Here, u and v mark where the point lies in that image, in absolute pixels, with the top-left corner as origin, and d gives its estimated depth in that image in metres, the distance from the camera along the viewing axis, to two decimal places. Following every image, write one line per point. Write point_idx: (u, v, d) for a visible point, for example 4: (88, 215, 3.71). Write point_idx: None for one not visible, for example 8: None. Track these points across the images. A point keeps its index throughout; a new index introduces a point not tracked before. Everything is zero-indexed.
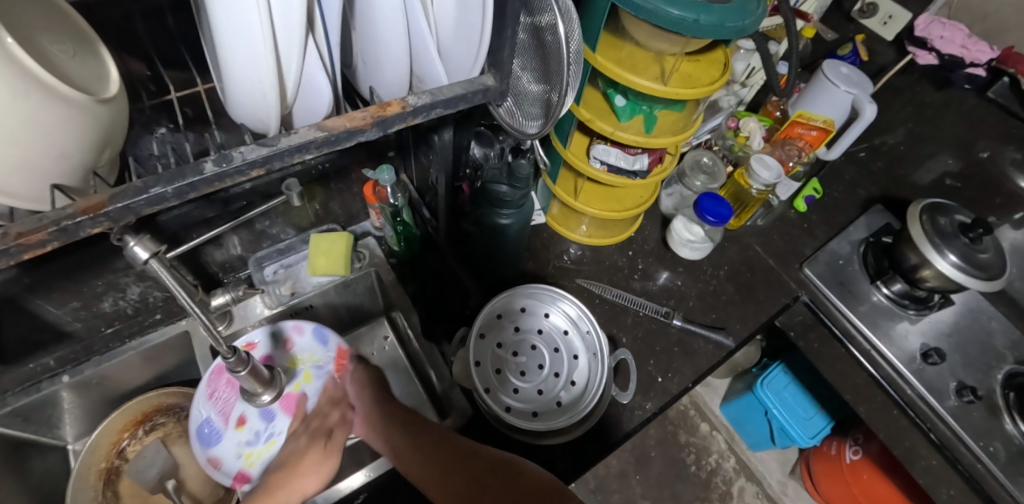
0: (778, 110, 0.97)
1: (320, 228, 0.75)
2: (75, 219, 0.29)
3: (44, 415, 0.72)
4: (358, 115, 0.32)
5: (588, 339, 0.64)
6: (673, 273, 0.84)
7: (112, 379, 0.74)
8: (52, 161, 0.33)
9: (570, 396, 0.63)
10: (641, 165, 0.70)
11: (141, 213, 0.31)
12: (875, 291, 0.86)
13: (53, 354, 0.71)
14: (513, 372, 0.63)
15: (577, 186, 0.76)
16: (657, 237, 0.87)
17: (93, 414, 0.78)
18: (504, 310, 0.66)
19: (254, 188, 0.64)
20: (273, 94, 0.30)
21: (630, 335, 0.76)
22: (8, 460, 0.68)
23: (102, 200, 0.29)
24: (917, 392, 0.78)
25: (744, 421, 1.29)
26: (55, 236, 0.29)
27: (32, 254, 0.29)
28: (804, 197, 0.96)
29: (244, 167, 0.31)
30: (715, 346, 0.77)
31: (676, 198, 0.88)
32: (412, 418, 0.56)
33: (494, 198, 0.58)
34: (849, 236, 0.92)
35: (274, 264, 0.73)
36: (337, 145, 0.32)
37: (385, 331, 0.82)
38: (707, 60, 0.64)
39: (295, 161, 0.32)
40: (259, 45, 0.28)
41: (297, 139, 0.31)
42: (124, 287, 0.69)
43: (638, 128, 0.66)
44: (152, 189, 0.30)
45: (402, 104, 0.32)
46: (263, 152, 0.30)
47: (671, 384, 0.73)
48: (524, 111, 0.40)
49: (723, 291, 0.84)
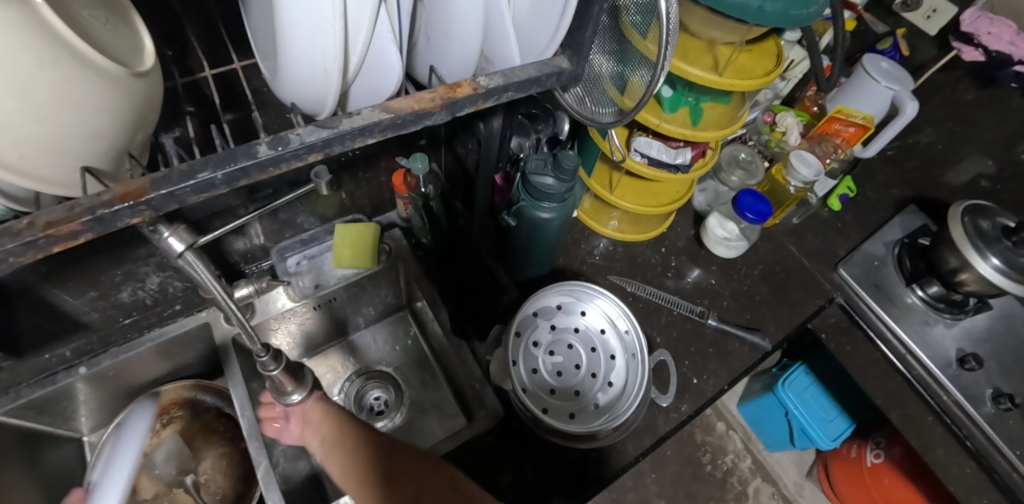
0: (815, 106, 0.94)
1: (345, 219, 0.73)
2: (112, 207, 0.26)
3: (58, 408, 0.69)
4: (426, 96, 0.30)
5: (626, 339, 0.62)
6: (705, 271, 0.81)
7: (129, 371, 0.72)
8: (84, 141, 0.30)
9: (607, 398, 0.60)
10: (683, 159, 0.67)
11: (185, 202, 0.28)
12: (909, 293, 0.83)
13: (68, 345, 0.68)
14: (550, 372, 0.61)
15: (612, 180, 0.73)
16: (689, 234, 0.84)
17: (109, 406, 0.75)
18: (539, 308, 0.63)
19: (282, 176, 0.61)
20: (338, 65, 0.27)
21: (663, 335, 0.74)
22: (22, 454, 0.66)
23: (142, 185, 0.27)
24: (952, 398, 0.76)
25: (762, 422, 1.27)
26: (90, 226, 0.26)
27: (63, 247, 0.27)
28: (838, 195, 0.93)
29: (301, 151, 0.28)
30: (750, 348, 0.74)
31: (709, 194, 0.85)
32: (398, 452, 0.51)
33: (537, 190, 0.55)
34: (883, 236, 0.90)
35: (297, 255, 0.70)
36: (401, 129, 0.30)
37: (408, 326, 0.80)
38: (759, 50, 0.60)
39: (356, 145, 0.30)
40: (327, 12, 0.26)
41: (360, 121, 0.29)
42: (143, 277, 0.67)
43: (684, 121, 0.63)
44: (201, 173, 0.27)
45: (473, 86, 0.30)
46: (323, 134, 0.28)
47: (706, 385, 0.70)
48: (599, 96, 0.38)
49: (757, 291, 0.81)
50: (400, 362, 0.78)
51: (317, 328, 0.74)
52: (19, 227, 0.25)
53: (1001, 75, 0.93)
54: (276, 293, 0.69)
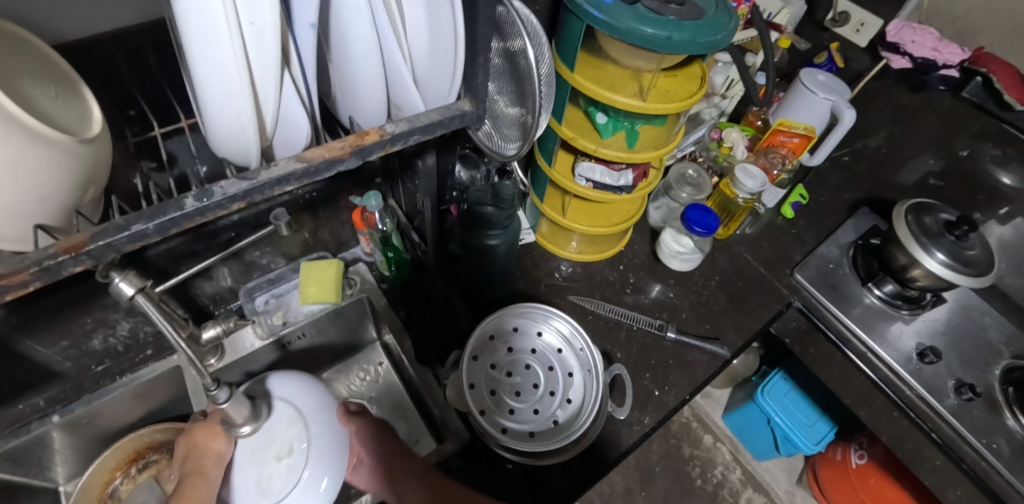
0: (759, 120, 0.98)
1: (309, 256, 0.74)
2: (55, 259, 0.29)
3: (35, 457, 0.70)
4: (337, 145, 0.33)
5: (582, 356, 0.64)
6: (664, 285, 0.84)
7: (103, 417, 0.73)
8: (36, 203, 0.33)
9: (566, 414, 0.62)
10: (626, 180, 0.70)
11: (124, 250, 0.31)
12: (866, 293, 0.86)
13: (43, 394, 0.70)
14: (508, 393, 0.63)
15: (564, 203, 0.76)
16: (647, 250, 0.87)
17: (84, 454, 0.76)
18: (496, 331, 0.65)
19: (242, 219, 0.64)
20: (252, 125, 0.31)
21: (624, 350, 0.76)
22: None
23: (83, 238, 0.29)
24: (917, 393, 0.77)
25: (747, 431, 1.27)
26: (37, 276, 0.29)
27: (14, 296, 0.29)
28: (790, 203, 0.97)
29: (224, 201, 0.31)
30: (710, 357, 0.77)
31: (663, 211, 0.88)
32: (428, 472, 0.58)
33: (480, 219, 0.58)
34: (838, 240, 0.92)
35: (265, 294, 0.72)
36: (316, 176, 0.33)
37: (379, 357, 0.81)
38: (683, 75, 0.66)
39: (276, 193, 0.33)
40: (235, 82, 0.29)
41: (277, 172, 0.32)
42: (113, 323, 0.69)
43: (621, 144, 0.67)
44: (134, 225, 0.30)
45: (380, 133, 0.34)
46: (243, 185, 0.31)
47: (668, 396, 0.72)
48: (506, 123, 0.42)
49: (715, 300, 0.84)
50: (373, 394, 0.78)
51: (288, 364, 0.76)
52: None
53: (929, 79, 1.02)
54: (245, 332, 0.71)
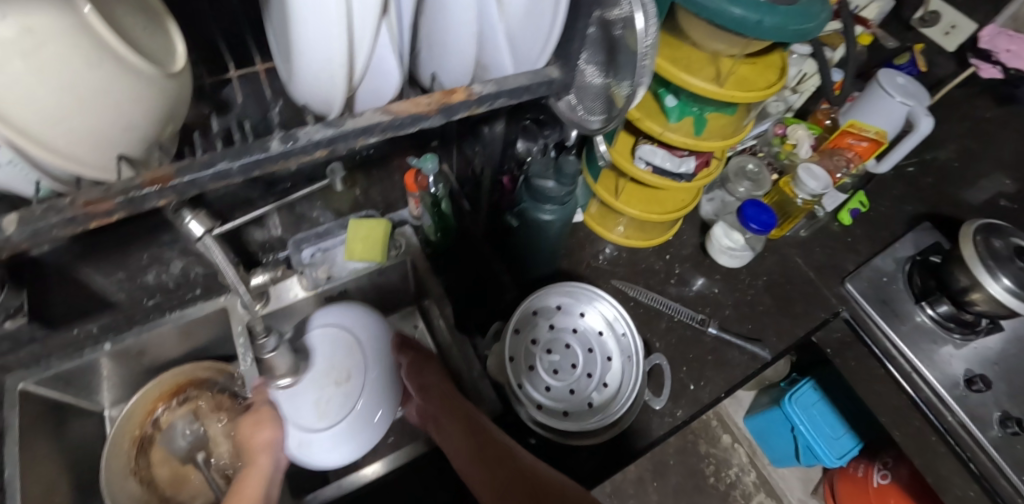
0: (828, 119, 0.93)
1: (359, 214, 0.73)
2: (141, 191, 0.29)
3: (85, 381, 0.74)
4: (423, 101, 0.32)
5: (623, 342, 0.63)
6: (709, 279, 0.82)
7: (149, 349, 0.76)
8: (120, 132, 0.33)
9: (601, 398, 0.62)
10: (687, 167, 0.68)
11: (205, 188, 0.31)
12: (918, 311, 0.81)
13: (95, 321, 0.72)
14: (546, 370, 0.62)
15: (618, 185, 0.75)
16: (695, 242, 0.85)
17: (130, 382, 0.80)
18: (539, 307, 0.64)
19: (299, 170, 0.64)
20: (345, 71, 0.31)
21: (663, 340, 0.75)
22: (47, 422, 0.70)
23: (168, 172, 0.29)
24: (958, 419, 0.74)
25: (768, 437, 1.25)
26: (121, 207, 0.29)
27: (98, 224, 0.29)
28: (849, 209, 0.93)
29: (308, 147, 0.31)
30: (750, 358, 0.75)
31: (717, 204, 0.86)
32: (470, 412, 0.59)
33: (539, 193, 0.57)
34: (895, 252, 0.88)
35: (311, 247, 0.72)
36: (400, 130, 0.32)
37: (416, 320, 0.81)
38: (763, 63, 0.62)
39: (359, 143, 0.32)
40: (334, 23, 0.29)
41: (362, 122, 0.31)
42: (168, 262, 0.72)
43: (688, 131, 0.65)
44: (219, 164, 0.30)
45: (468, 92, 0.33)
46: (328, 132, 0.31)
47: (702, 392, 0.71)
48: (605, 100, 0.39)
49: (760, 301, 0.81)
50: None
51: None
52: (64, 204, 0.28)
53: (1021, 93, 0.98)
54: (291, 282, 0.72)
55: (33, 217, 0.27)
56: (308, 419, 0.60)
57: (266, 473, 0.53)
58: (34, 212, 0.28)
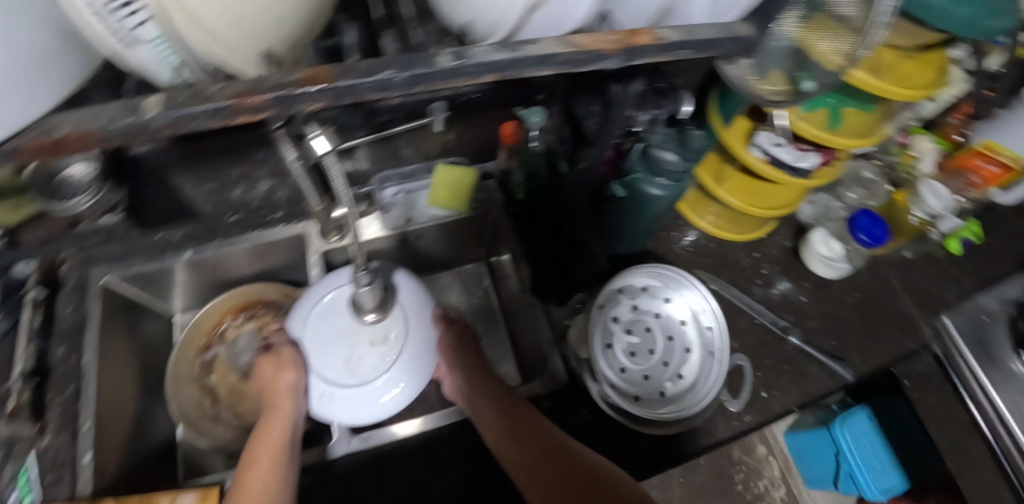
0: (957, 135, 0.83)
1: (446, 159, 0.72)
2: (297, 89, 0.27)
3: (161, 284, 0.76)
4: (605, 39, 0.29)
5: (706, 336, 0.60)
6: (797, 286, 0.77)
7: (223, 264, 0.77)
8: (269, 23, 0.31)
9: (675, 389, 0.59)
10: (807, 163, 0.62)
11: (363, 98, 0.29)
12: (1016, 360, 0.69)
13: (178, 229, 0.73)
14: (623, 351, 0.60)
15: (722, 171, 0.70)
16: (786, 245, 0.80)
17: (200, 293, 0.81)
18: (624, 286, 0.61)
19: (402, 105, 0.62)
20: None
21: (740, 341, 0.71)
22: (121, 318, 0.72)
23: (331, 73, 0.27)
24: None
25: (807, 455, 1.21)
26: (274, 104, 0.27)
27: (244, 120, 0.28)
28: (960, 239, 0.83)
29: (479, 69, 0.28)
30: (830, 376, 0.70)
31: (817, 208, 0.80)
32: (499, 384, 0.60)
33: (656, 164, 0.53)
34: (1001, 293, 0.76)
35: (394, 186, 0.71)
36: (575, 68, 0.29)
37: (483, 278, 0.80)
38: (923, 60, 0.56)
39: (530, 74, 0.29)
40: None
41: (541, 50, 0.28)
42: (256, 180, 0.71)
43: (821, 123, 0.59)
44: (383, 71, 0.27)
45: (654, 37, 0.30)
46: (504, 56, 0.28)
47: (774, 402, 0.67)
48: (783, 76, 0.40)
49: (848, 318, 0.76)
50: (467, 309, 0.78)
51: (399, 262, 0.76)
52: (213, 93, 0.27)
53: None
54: (370, 220, 0.71)
55: (182, 103, 0.26)
56: (337, 372, 0.51)
57: (289, 417, 0.57)
58: (181, 98, 0.26)
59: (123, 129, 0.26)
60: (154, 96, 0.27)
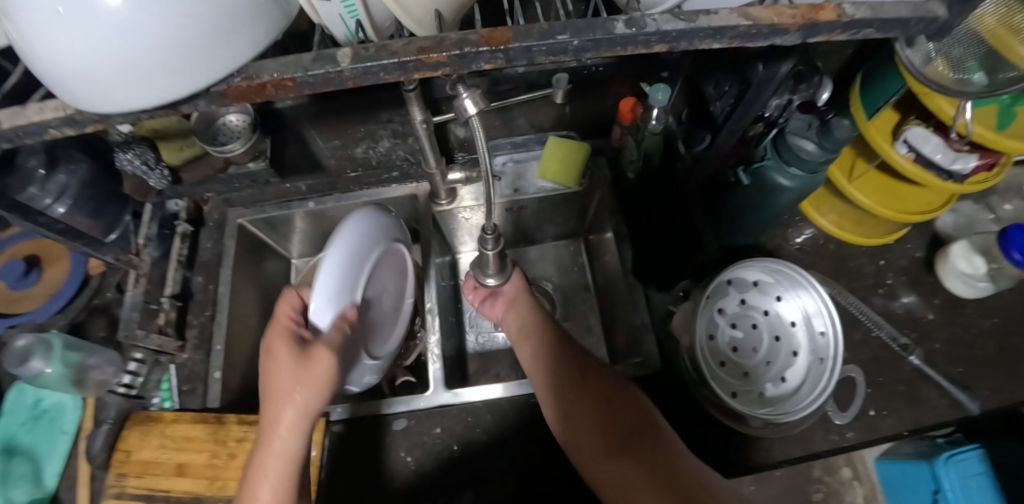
0: None
1: (558, 132, 0.72)
2: (478, 49, 0.29)
3: (284, 230, 0.83)
4: (786, 12, 0.28)
5: (818, 342, 0.57)
6: (924, 302, 0.70)
7: (339, 217, 0.83)
8: None
9: (776, 392, 0.57)
10: (962, 166, 0.56)
11: (533, 61, 0.30)
12: None
13: (304, 181, 0.79)
14: (725, 344, 0.58)
15: (858, 166, 0.65)
16: (918, 256, 0.72)
17: (316, 241, 0.88)
18: (735, 278, 0.59)
19: (526, 75, 0.63)
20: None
21: (852, 352, 0.66)
22: (251, 257, 0.80)
23: (507, 35, 0.29)
24: None
25: (898, 488, 1.11)
26: (452, 60, 0.29)
27: (421, 77, 0.31)
28: None
29: (652, 38, 0.28)
30: (952, 403, 0.64)
31: (961, 219, 0.72)
32: (577, 356, 0.56)
33: (791, 152, 0.50)
34: None
35: (505, 156, 0.72)
36: (748, 42, 0.29)
37: (579, 255, 0.80)
38: None
39: (700, 47, 0.29)
40: None
41: (718, 21, 0.27)
42: (378, 139, 0.76)
43: (988, 121, 0.53)
44: (559, 35, 0.28)
45: (838, 12, 0.28)
46: (680, 26, 0.28)
47: (883, 422, 0.62)
48: (960, 58, 0.39)
49: (982, 345, 0.69)
50: (561, 283, 0.79)
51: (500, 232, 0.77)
52: (397, 48, 0.30)
53: None
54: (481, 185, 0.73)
55: (369, 56, 0.30)
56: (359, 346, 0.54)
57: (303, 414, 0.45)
58: (368, 51, 0.30)
59: (320, 76, 0.31)
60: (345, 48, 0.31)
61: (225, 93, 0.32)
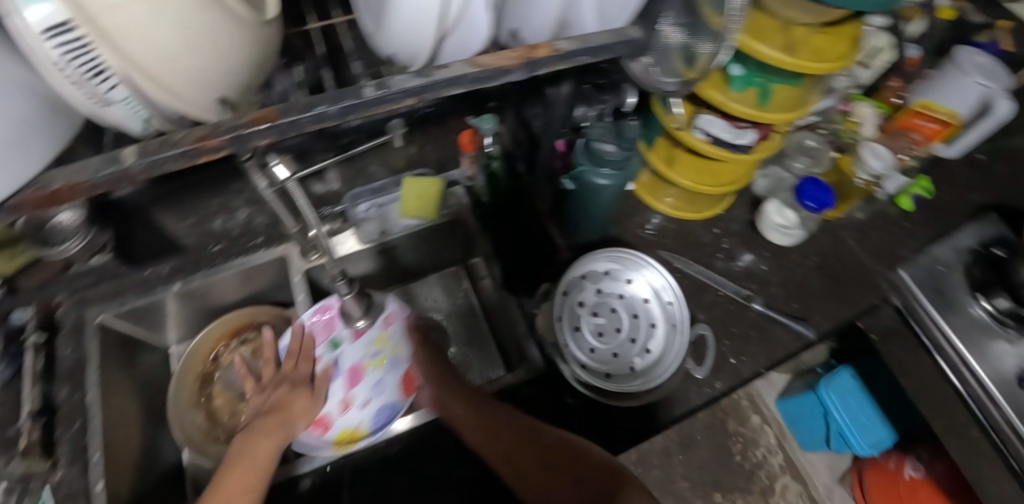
0: (896, 97, 0.87)
1: (413, 172, 0.75)
2: (248, 129, 0.32)
3: (154, 318, 0.79)
4: (507, 55, 0.33)
5: (668, 310, 0.64)
6: (757, 256, 0.81)
7: (212, 292, 0.80)
8: (219, 74, 0.36)
9: (643, 363, 0.63)
10: (746, 140, 0.67)
11: (304, 130, 0.33)
12: (973, 304, 0.73)
13: (167, 263, 0.77)
14: (591, 332, 0.64)
15: (672, 155, 0.75)
16: (745, 218, 0.84)
17: (193, 323, 0.85)
18: (587, 272, 0.66)
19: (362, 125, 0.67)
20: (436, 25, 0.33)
21: (707, 313, 0.75)
22: (122, 353, 0.76)
23: (272, 112, 0.32)
24: (1004, 417, 0.68)
25: (799, 421, 1.25)
26: (228, 144, 0.32)
27: (206, 160, 0.32)
28: (912, 195, 0.87)
29: (400, 95, 0.33)
30: (794, 336, 0.74)
31: (771, 180, 0.85)
32: (479, 397, 0.61)
33: None
34: (956, 243, 0.79)
35: (367, 202, 0.74)
36: (484, 83, 0.34)
37: (461, 278, 0.83)
38: (836, 33, 0.60)
39: (446, 94, 0.33)
40: None
41: (451, 74, 0.33)
42: (234, 209, 0.76)
43: (750, 100, 0.63)
44: (317, 107, 0.32)
45: (551, 49, 0.34)
46: (419, 81, 0.32)
47: (743, 367, 0.71)
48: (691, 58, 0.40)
49: (809, 282, 0.80)
50: (450, 311, 0.81)
51: (380, 274, 0.79)
52: (178, 139, 0.31)
53: None
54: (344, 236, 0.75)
55: (152, 150, 0.31)
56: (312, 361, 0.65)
57: (262, 468, 0.54)
58: (151, 146, 0.31)
59: (110, 176, 0.30)
60: (129, 146, 0.31)
61: (21, 205, 0.29)
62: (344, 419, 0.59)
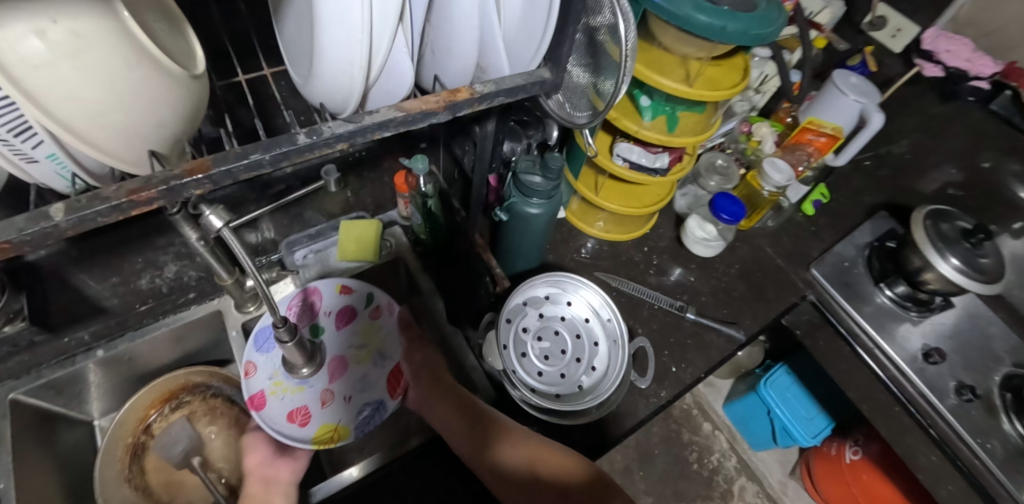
0: (789, 117, 0.98)
1: (349, 214, 0.77)
2: (180, 180, 0.30)
3: (75, 390, 0.73)
4: (432, 99, 0.36)
5: (608, 327, 0.67)
6: (686, 269, 0.87)
7: (141, 357, 0.76)
8: (153, 129, 0.34)
9: (590, 380, 0.66)
10: (662, 163, 0.73)
11: (239, 178, 0.33)
12: (878, 293, 0.85)
13: (88, 328, 0.72)
14: (538, 356, 0.66)
15: (598, 182, 0.80)
16: (671, 235, 0.91)
17: (121, 392, 0.80)
18: (528, 298, 0.68)
19: (296, 173, 0.68)
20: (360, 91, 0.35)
21: (645, 326, 0.80)
22: (39, 431, 0.70)
23: (207, 162, 0.31)
24: (918, 390, 0.77)
25: (746, 421, 1.31)
26: (163, 195, 0.30)
27: (139, 213, 0.31)
28: (812, 201, 0.97)
29: (332, 140, 0.33)
30: (726, 339, 0.80)
31: (690, 198, 0.92)
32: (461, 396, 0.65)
33: (526, 187, 0.61)
34: (854, 240, 0.92)
35: (304, 248, 0.74)
36: (412, 125, 0.36)
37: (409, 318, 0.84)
38: (728, 65, 0.68)
39: (376, 138, 0.35)
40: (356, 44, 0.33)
41: (379, 118, 0.34)
42: (162, 265, 0.73)
43: (661, 128, 0.69)
44: (252, 155, 0.32)
45: (471, 91, 0.36)
46: (349, 127, 0.34)
47: (684, 373, 0.75)
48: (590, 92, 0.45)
49: (734, 287, 0.87)
50: None
51: None
52: (108, 193, 0.29)
53: None
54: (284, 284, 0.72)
55: (81, 205, 0.28)
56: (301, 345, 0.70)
57: None
58: (81, 201, 0.29)
59: (37, 234, 0.28)
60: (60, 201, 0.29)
61: None
62: (333, 408, 0.64)
